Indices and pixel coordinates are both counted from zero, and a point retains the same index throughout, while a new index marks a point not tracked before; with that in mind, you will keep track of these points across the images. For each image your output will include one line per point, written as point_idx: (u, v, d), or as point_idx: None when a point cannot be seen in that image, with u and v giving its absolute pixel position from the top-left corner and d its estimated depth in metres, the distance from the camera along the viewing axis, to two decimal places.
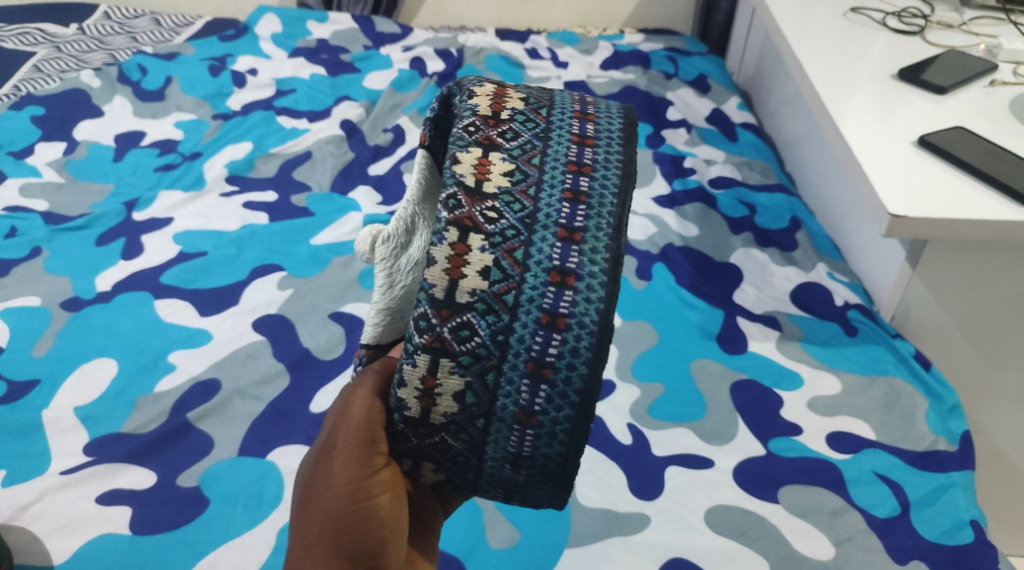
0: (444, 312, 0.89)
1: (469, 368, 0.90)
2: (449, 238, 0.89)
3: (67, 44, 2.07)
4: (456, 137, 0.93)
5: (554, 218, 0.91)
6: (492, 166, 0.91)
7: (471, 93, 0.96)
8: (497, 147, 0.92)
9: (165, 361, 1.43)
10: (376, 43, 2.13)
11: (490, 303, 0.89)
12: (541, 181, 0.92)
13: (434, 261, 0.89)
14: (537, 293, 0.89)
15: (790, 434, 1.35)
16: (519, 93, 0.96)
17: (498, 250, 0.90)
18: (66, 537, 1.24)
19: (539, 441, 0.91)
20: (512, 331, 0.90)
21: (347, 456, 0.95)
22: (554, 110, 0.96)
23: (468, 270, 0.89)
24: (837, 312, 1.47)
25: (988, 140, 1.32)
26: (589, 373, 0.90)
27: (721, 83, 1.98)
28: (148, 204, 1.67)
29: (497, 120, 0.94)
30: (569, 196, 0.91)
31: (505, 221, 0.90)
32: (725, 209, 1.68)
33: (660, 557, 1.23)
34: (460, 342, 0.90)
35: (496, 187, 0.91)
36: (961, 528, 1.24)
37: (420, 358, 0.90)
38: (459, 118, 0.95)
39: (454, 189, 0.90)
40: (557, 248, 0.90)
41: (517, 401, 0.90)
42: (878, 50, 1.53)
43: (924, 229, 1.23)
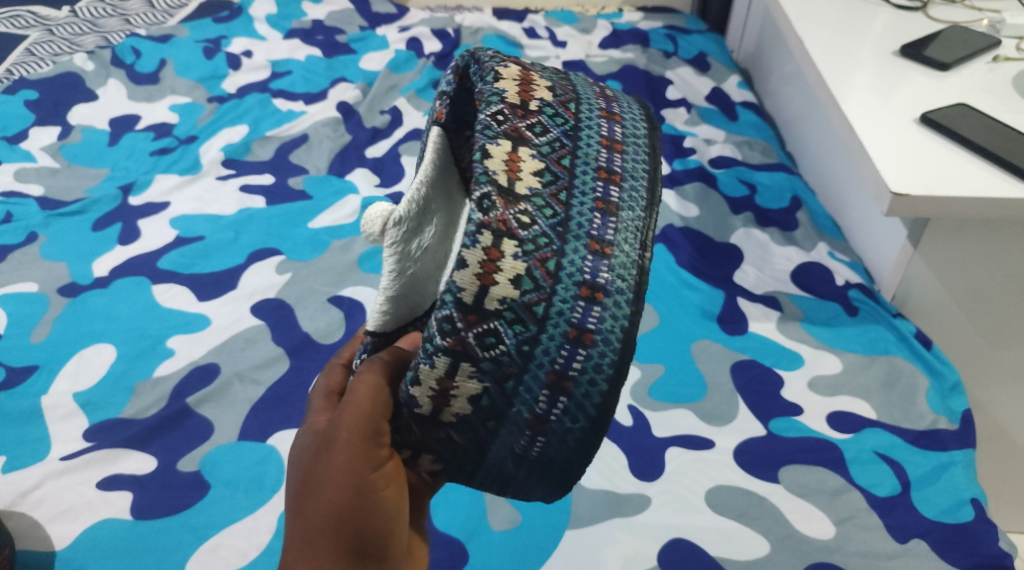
0: (471, 318, 0.88)
1: (488, 374, 0.89)
2: (483, 242, 0.88)
3: (59, 26, 2.05)
4: (484, 126, 0.91)
5: (586, 228, 0.90)
6: (522, 163, 0.90)
7: (497, 75, 0.95)
8: (526, 141, 0.91)
9: (164, 345, 1.42)
10: (373, 24, 2.13)
11: (519, 312, 0.88)
12: (571, 186, 0.91)
13: (465, 264, 0.87)
14: (566, 305, 0.89)
15: (790, 414, 1.34)
16: (545, 83, 0.95)
17: (531, 258, 0.88)
18: (67, 523, 1.24)
19: (549, 447, 0.91)
20: (538, 342, 0.89)
21: (351, 448, 0.95)
22: (581, 106, 0.95)
23: (500, 277, 0.88)
24: (838, 291, 1.47)
25: (991, 116, 1.31)
26: (609, 387, 0.90)
27: (720, 61, 1.96)
28: (145, 188, 1.66)
29: (525, 110, 0.93)
30: (599, 206, 0.91)
31: (538, 227, 0.89)
32: (725, 188, 1.67)
33: (662, 538, 1.23)
34: (484, 348, 0.88)
35: (528, 187, 0.90)
36: (961, 506, 1.24)
37: (439, 359, 0.88)
38: (486, 102, 0.93)
39: (487, 188, 0.88)
40: (588, 261, 0.89)
41: (531, 407, 0.90)
42: (879, 27, 1.52)
43: (926, 207, 1.23)
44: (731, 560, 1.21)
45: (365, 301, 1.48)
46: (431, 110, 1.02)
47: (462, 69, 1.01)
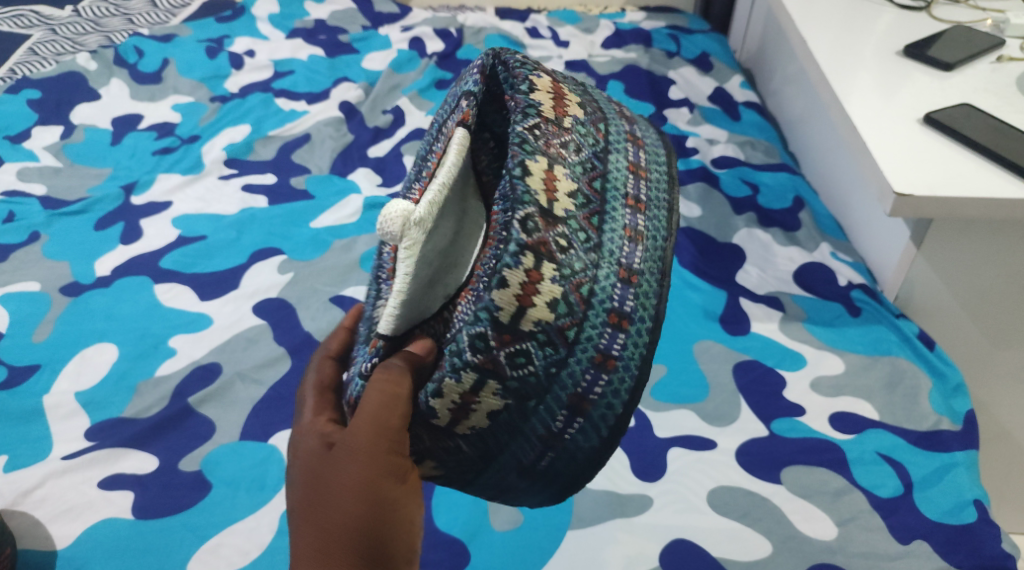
0: (505, 337, 0.87)
1: (514, 393, 0.88)
2: (525, 263, 0.87)
3: (62, 26, 2.05)
4: (522, 139, 0.90)
5: (616, 255, 0.90)
6: (559, 183, 0.89)
7: (531, 85, 0.94)
8: (562, 160, 0.90)
9: (166, 345, 1.42)
10: (375, 24, 2.13)
11: (551, 335, 0.88)
12: (603, 210, 0.91)
13: (505, 284, 0.86)
14: (595, 331, 0.89)
15: (792, 415, 1.34)
16: (576, 99, 0.95)
17: (567, 283, 0.88)
18: (68, 522, 1.24)
19: (557, 463, 0.91)
20: (565, 365, 0.89)
21: (373, 457, 0.95)
22: (609, 127, 0.95)
23: (537, 300, 0.87)
24: (841, 292, 1.47)
25: (995, 116, 1.30)
26: (625, 412, 0.90)
27: (723, 61, 1.96)
28: (147, 187, 1.66)
29: (560, 126, 0.92)
30: (628, 233, 0.91)
31: (574, 251, 0.89)
32: (728, 188, 1.67)
33: (663, 539, 1.22)
34: (513, 368, 0.88)
35: (565, 209, 0.89)
36: (964, 508, 1.23)
37: (467, 374, 0.87)
38: (520, 114, 0.92)
39: (530, 208, 0.88)
40: (617, 288, 0.89)
41: (550, 428, 0.90)
42: (882, 27, 1.52)
43: (930, 208, 1.22)
44: (734, 561, 1.21)
45: None
46: (458, 110, 0.98)
47: (488, 70, 0.97)
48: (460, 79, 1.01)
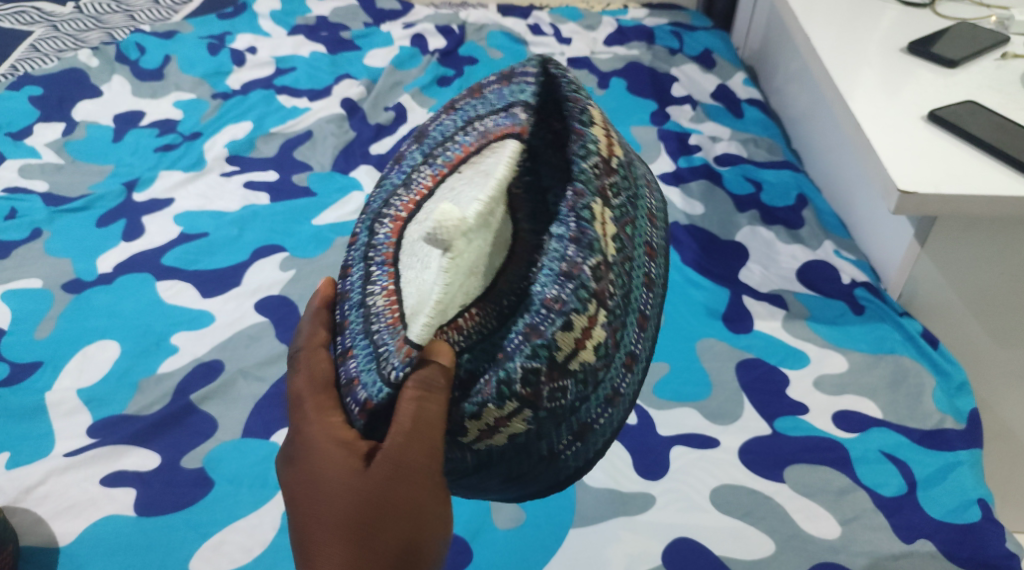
0: (553, 373, 0.92)
1: (540, 421, 0.93)
2: (585, 309, 0.92)
3: (64, 22, 2.04)
4: (583, 179, 0.93)
5: (640, 304, 0.96)
6: (608, 227, 0.94)
7: (591, 117, 0.95)
8: (610, 203, 0.94)
9: (167, 343, 1.42)
10: (377, 20, 2.12)
11: (587, 375, 0.93)
12: (633, 256, 0.95)
13: (568, 326, 0.92)
14: (616, 371, 0.95)
15: (795, 413, 1.34)
16: (618, 139, 0.98)
17: (608, 326, 0.93)
18: (71, 519, 1.24)
19: (545, 477, 0.96)
20: (586, 400, 0.94)
21: (417, 474, 0.94)
22: (634, 169, 0.99)
23: (588, 344, 0.92)
24: (844, 290, 1.46)
25: (999, 114, 1.30)
26: (609, 445, 0.97)
27: (726, 58, 1.95)
28: (149, 184, 1.66)
29: (611, 167, 0.95)
30: (647, 282, 0.97)
31: (616, 295, 0.93)
32: (730, 186, 1.66)
33: (666, 537, 1.22)
34: (549, 400, 0.92)
35: (613, 253, 0.93)
36: (968, 507, 1.23)
37: (508, 402, 0.92)
38: (581, 149, 0.94)
39: (595, 257, 0.92)
40: (635, 333, 0.96)
41: (557, 454, 0.95)
42: (886, 23, 1.51)
43: (934, 205, 1.22)
44: (737, 560, 1.20)
45: None
46: (510, 117, 0.96)
47: (546, 78, 0.96)
48: (508, 79, 0.98)
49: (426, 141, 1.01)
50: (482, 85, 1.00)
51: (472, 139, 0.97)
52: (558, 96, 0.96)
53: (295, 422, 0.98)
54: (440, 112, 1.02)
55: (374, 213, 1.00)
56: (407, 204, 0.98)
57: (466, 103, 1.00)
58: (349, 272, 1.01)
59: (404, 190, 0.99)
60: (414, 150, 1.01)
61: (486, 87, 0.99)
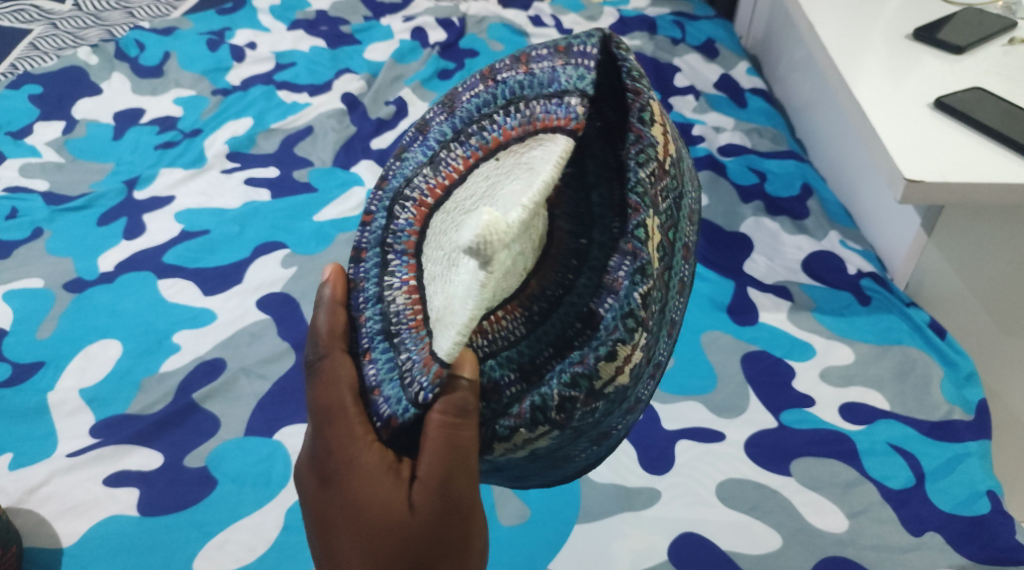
0: (589, 399, 0.92)
1: (564, 437, 0.94)
2: (629, 335, 0.91)
3: (63, 20, 2.04)
4: (635, 188, 0.92)
5: (671, 313, 0.96)
6: (655, 238, 0.92)
7: (651, 114, 0.94)
8: (658, 209, 0.93)
9: (169, 341, 1.41)
10: (377, 14, 2.10)
11: (618, 395, 0.93)
12: (672, 265, 0.95)
13: (611, 356, 0.91)
14: (643, 383, 0.95)
15: (802, 406, 1.32)
16: (671, 132, 0.96)
17: (646, 347, 0.93)
18: (74, 519, 1.23)
19: (555, 474, 1.00)
20: (613, 415, 0.94)
21: (464, 501, 0.97)
22: (682, 163, 0.98)
23: (625, 368, 0.92)
24: (850, 280, 1.45)
25: (1006, 100, 1.28)
26: (618, 444, 1.01)
27: (728, 47, 1.94)
28: (149, 182, 1.65)
29: (665, 168, 0.94)
30: (680, 286, 0.97)
31: (656, 311, 0.93)
32: (734, 176, 1.65)
33: (672, 532, 1.21)
34: (580, 419, 0.92)
35: (656, 269, 0.92)
36: (977, 498, 1.22)
37: (540, 428, 0.93)
38: (637, 154, 0.93)
39: (642, 277, 0.91)
40: (665, 342, 0.97)
41: (573, 458, 0.98)
42: (891, 10, 1.49)
43: (940, 194, 1.20)
44: (743, 555, 1.19)
45: None
46: (564, 107, 0.94)
47: (605, 60, 0.96)
48: (565, 55, 0.96)
49: (456, 112, 1.00)
50: (530, 56, 0.97)
51: (514, 123, 0.97)
52: (614, 83, 0.96)
53: (328, 441, 0.98)
54: (476, 79, 1.00)
55: (394, 192, 1.01)
56: (433, 188, 1.00)
57: (511, 75, 0.98)
58: (363, 256, 1.01)
59: (429, 170, 1.00)
60: (443, 121, 1.01)
61: (535, 61, 0.97)
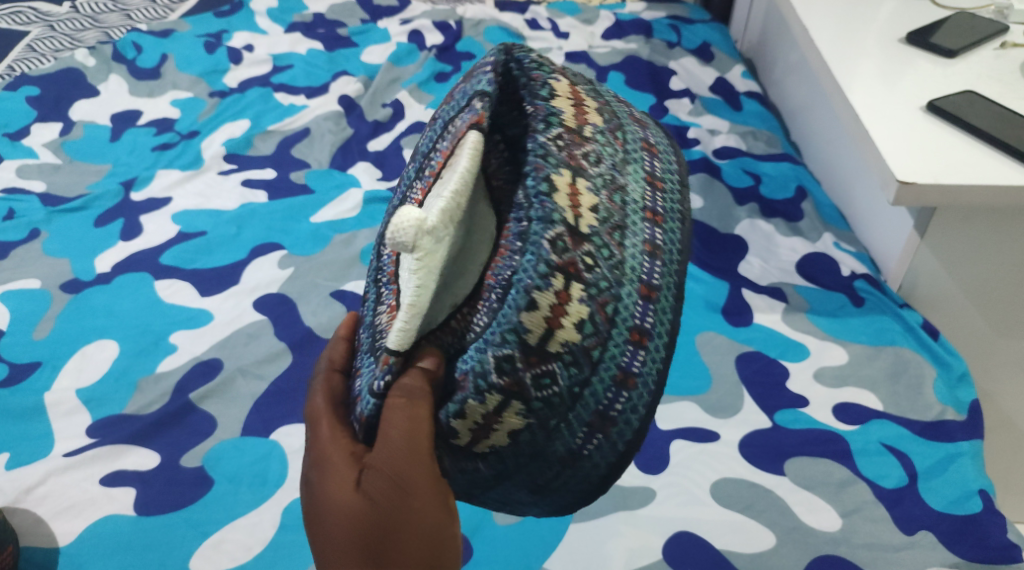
0: (531, 359, 0.86)
1: (536, 413, 0.87)
2: (555, 285, 0.85)
3: (60, 22, 2.04)
4: (541, 153, 0.88)
5: (637, 273, 0.87)
6: (581, 197, 0.87)
7: (551, 90, 0.90)
8: (583, 171, 0.88)
9: (166, 342, 1.42)
10: (374, 17, 2.11)
11: (577, 356, 0.86)
12: (624, 226, 0.88)
13: (534, 306, 0.85)
14: (618, 349, 0.87)
15: (796, 406, 1.33)
16: (595, 105, 0.91)
17: (593, 302, 0.86)
18: (71, 519, 1.23)
19: (575, 479, 0.90)
20: (590, 384, 0.87)
21: (415, 482, 0.92)
22: (628, 136, 0.91)
23: (565, 321, 0.85)
24: (844, 282, 1.46)
25: (998, 103, 1.29)
26: (639, 434, 0.89)
27: (725, 51, 1.95)
28: (146, 184, 1.66)
29: (581, 134, 0.89)
30: (649, 248, 0.88)
31: (599, 270, 0.86)
32: (729, 179, 1.66)
33: (667, 532, 1.21)
34: (538, 389, 0.86)
35: (590, 226, 0.87)
36: (969, 498, 1.22)
37: (491, 396, 0.87)
38: (540, 124, 0.89)
39: (558, 228, 0.86)
40: (638, 306, 0.87)
41: (580, 452, 0.89)
42: (885, 14, 1.50)
43: (932, 196, 1.21)
44: (738, 554, 1.19)
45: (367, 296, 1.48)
46: (470, 111, 0.90)
47: (501, 66, 0.91)
48: (469, 75, 0.95)
49: (416, 158, 1.00)
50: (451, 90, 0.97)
51: (449, 143, 0.91)
52: (514, 81, 0.91)
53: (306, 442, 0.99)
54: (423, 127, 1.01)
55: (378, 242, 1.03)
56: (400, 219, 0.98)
57: (440, 111, 0.97)
58: (365, 300, 1.03)
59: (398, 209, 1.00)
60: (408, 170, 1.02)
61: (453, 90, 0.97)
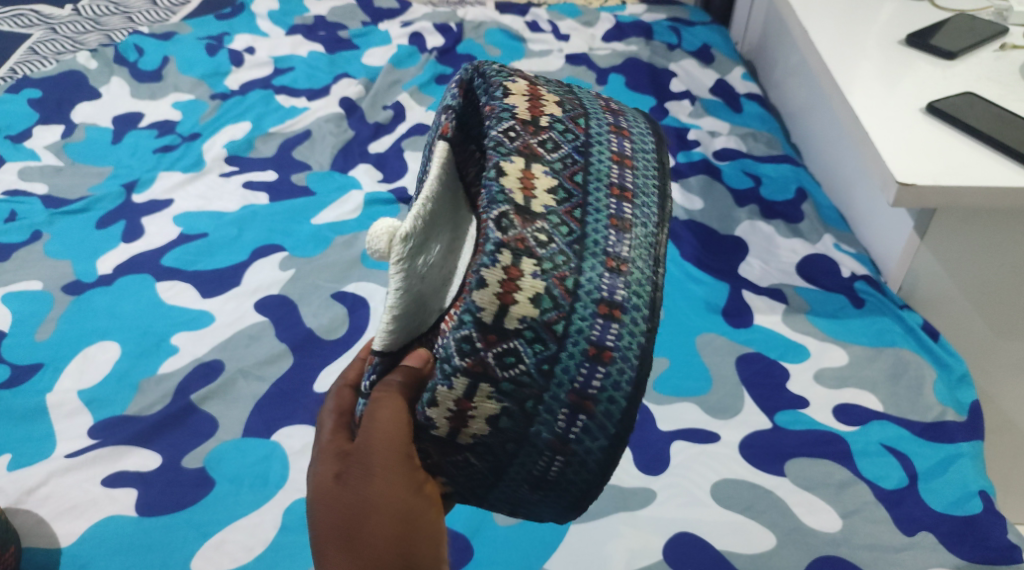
0: (491, 338, 0.85)
1: (509, 395, 0.86)
2: (502, 261, 0.84)
3: (62, 25, 2.05)
4: (496, 143, 0.88)
5: (602, 246, 0.87)
6: (536, 180, 0.87)
7: (506, 90, 0.91)
8: (539, 157, 0.88)
9: (168, 343, 1.42)
10: (374, 19, 2.11)
11: (539, 331, 0.85)
12: (585, 203, 0.88)
13: (484, 284, 0.84)
14: (585, 322, 0.85)
15: (796, 407, 1.33)
16: (554, 98, 0.92)
17: (549, 277, 0.85)
18: (73, 519, 1.24)
19: (568, 468, 0.88)
20: (559, 361, 0.85)
21: (375, 463, 0.92)
22: (591, 121, 0.91)
23: (518, 296, 0.84)
24: (844, 283, 1.46)
25: (998, 105, 1.29)
26: (627, 410, 0.86)
27: (725, 53, 1.95)
28: (148, 186, 1.66)
29: (536, 125, 0.89)
30: (614, 222, 0.87)
31: (555, 245, 0.86)
32: (730, 180, 1.66)
33: (667, 532, 1.21)
34: (503, 368, 0.85)
35: (544, 205, 0.86)
36: (970, 498, 1.23)
37: (458, 380, 0.85)
38: (496, 119, 0.90)
39: (504, 207, 0.85)
40: (605, 278, 0.86)
41: (565, 436, 0.87)
42: (885, 16, 1.51)
43: (932, 198, 1.21)
44: (738, 555, 1.20)
45: (368, 297, 1.48)
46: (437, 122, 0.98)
47: (466, 83, 0.96)
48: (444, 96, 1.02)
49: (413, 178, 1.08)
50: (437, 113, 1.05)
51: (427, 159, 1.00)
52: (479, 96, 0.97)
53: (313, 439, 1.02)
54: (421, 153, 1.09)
55: None
56: None
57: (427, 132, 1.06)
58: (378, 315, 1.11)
59: None
60: None
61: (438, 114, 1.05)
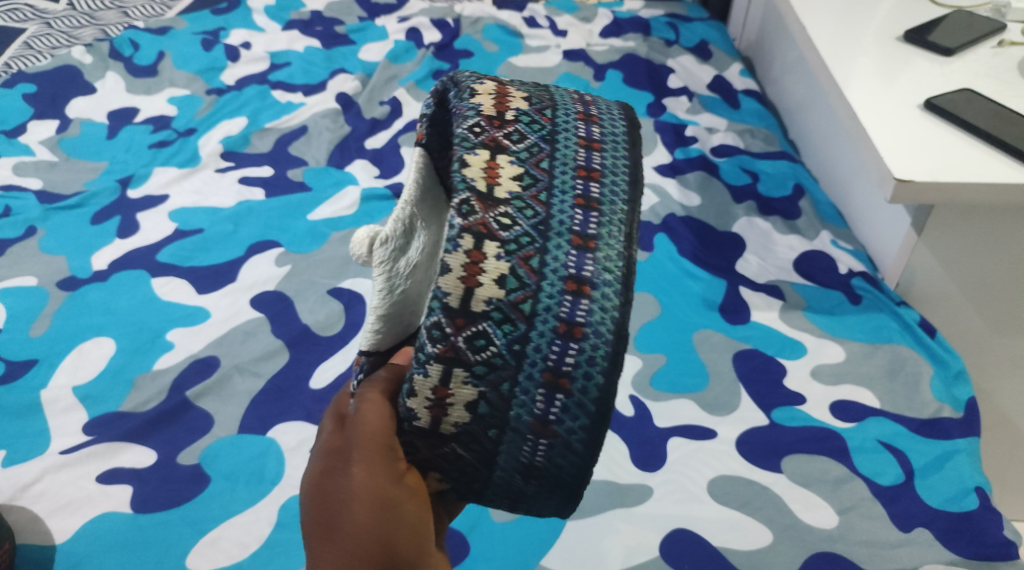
0: (457, 321, 0.85)
1: (484, 379, 0.85)
2: (464, 245, 0.85)
3: (57, 20, 2.04)
4: (461, 138, 0.89)
5: (568, 225, 0.87)
6: (501, 169, 0.87)
7: (472, 91, 0.92)
8: (504, 148, 0.88)
9: (163, 339, 1.41)
10: (371, 14, 2.11)
11: (506, 311, 0.85)
12: (552, 186, 0.88)
13: (447, 269, 0.85)
14: (552, 299, 0.85)
15: (793, 403, 1.33)
16: (521, 94, 0.92)
17: (514, 258, 0.85)
18: (67, 516, 1.23)
19: (554, 451, 0.87)
20: (529, 340, 0.85)
21: (354, 448, 0.91)
22: (558, 111, 0.92)
23: (483, 279, 0.85)
24: (841, 280, 1.46)
25: (996, 102, 1.29)
26: (603, 384, 0.86)
27: (722, 49, 1.95)
28: (143, 181, 1.66)
29: (502, 120, 0.90)
30: (581, 202, 0.87)
31: (519, 228, 0.86)
32: (727, 177, 1.66)
33: (664, 529, 1.21)
34: (474, 352, 0.85)
35: (508, 192, 0.87)
36: (966, 495, 1.22)
37: (432, 367, 0.85)
38: (461, 117, 0.91)
39: (466, 194, 0.86)
40: (572, 256, 0.86)
41: (543, 415, 0.86)
42: (883, 12, 1.50)
43: (930, 194, 1.21)
44: (735, 551, 1.19)
45: (365, 293, 1.48)
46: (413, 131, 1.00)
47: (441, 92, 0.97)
48: None
49: None
50: None
51: None
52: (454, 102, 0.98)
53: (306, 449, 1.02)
54: None
55: None
56: None
57: None
58: None
59: None
60: None
61: None
